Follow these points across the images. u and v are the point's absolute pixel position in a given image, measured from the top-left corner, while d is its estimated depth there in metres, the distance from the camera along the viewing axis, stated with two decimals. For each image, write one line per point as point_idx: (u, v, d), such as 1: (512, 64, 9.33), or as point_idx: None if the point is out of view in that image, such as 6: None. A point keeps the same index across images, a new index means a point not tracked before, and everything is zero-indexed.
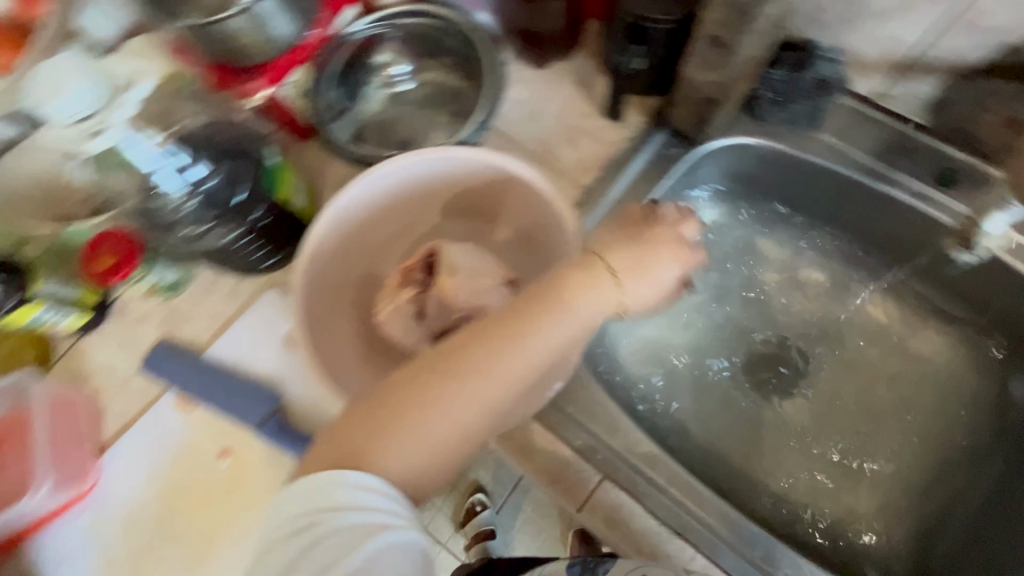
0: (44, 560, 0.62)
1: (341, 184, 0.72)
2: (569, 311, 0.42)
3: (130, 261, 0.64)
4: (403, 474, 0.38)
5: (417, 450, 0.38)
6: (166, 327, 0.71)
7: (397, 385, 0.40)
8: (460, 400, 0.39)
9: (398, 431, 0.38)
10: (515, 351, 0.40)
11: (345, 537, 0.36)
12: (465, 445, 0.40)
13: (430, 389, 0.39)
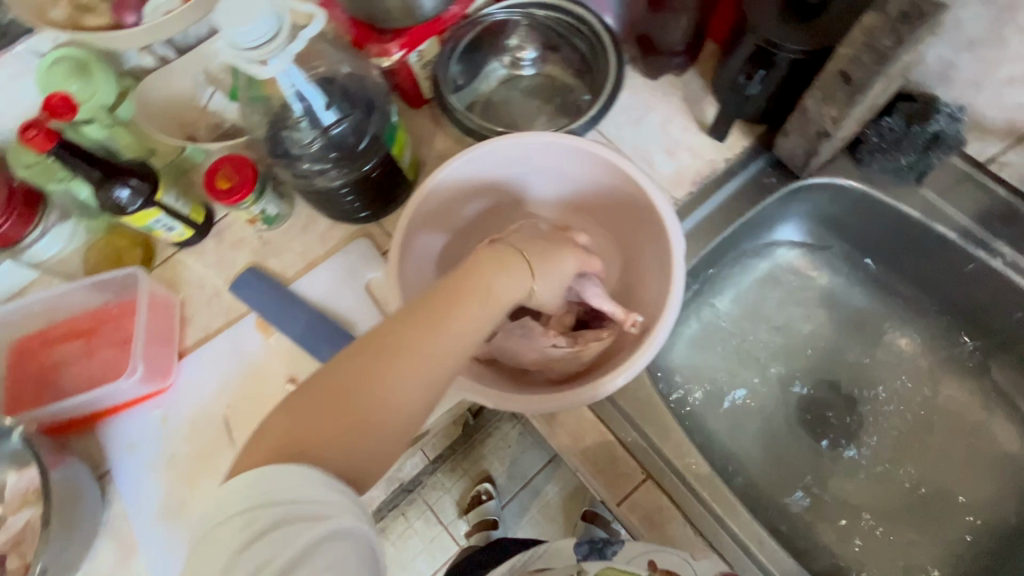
0: (118, 440, 0.68)
1: (443, 154, 0.75)
2: (492, 293, 0.45)
3: (245, 188, 0.67)
4: (344, 460, 0.38)
5: (357, 434, 0.38)
6: (258, 255, 0.75)
7: (349, 356, 0.40)
8: (408, 369, 0.40)
9: (338, 415, 0.38)
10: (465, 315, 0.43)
11: (300, 529, 0.34)
12: (407, 428, 0.40)
13: (364, 371, 0.39)
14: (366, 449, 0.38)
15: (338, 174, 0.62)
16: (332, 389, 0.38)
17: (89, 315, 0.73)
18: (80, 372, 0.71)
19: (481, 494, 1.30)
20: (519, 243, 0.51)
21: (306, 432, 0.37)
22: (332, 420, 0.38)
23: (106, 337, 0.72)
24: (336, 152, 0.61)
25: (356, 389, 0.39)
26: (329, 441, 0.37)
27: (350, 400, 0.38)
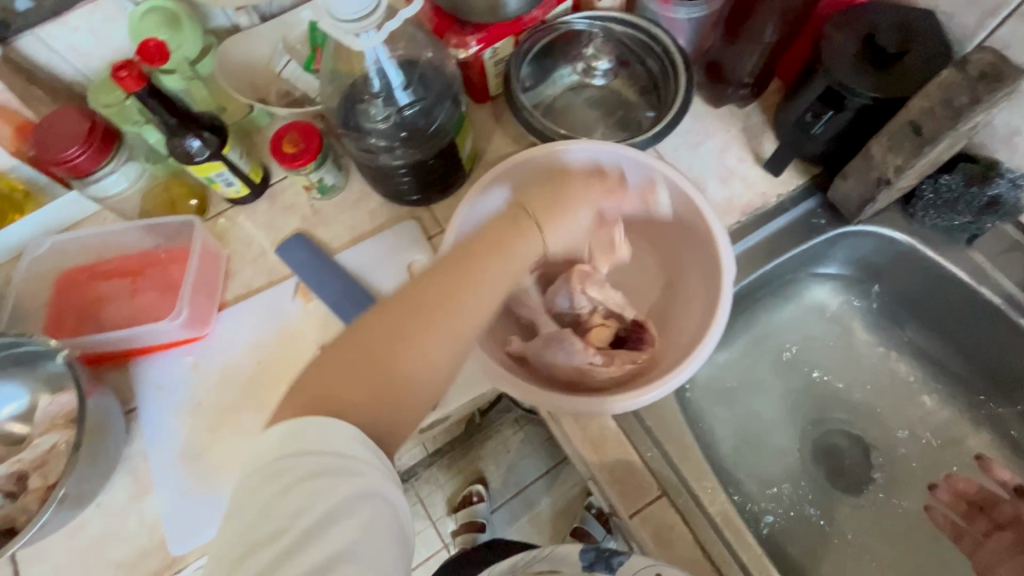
0: (149, 379, 0.69)
1: (501, 151, 0.76)
2: (508, 255, 0.45)
3: (308, 156, 0.69)
4: (375, 416, 0.39)
5: (386, 392, 0.40)
6: (307, 223, 0.77)
7: (379, 318, 0.41)
8: (430, 330, 0.41)
9: (365, 373, 0.40)
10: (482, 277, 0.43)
11: (331, 481, 0.36)
12: (436, 386, 0.42)
13: (390, 331, 0.40)
14: (398, 410, 0.40)
15: (399, 156, 0.64)
16: (359, 358, 0.40)
17: (138, 258, 0.76)
18: (122, 311, 0.73)
19: (472, 495, 1.29)
20: (529, 198, 0.49)
21: (339, 390, 0.39)
22: (360, 385, 0.39)
23: (152, 280, 0.75)
24: (404, 134, 0.63)
25: (378, 355, 0.40)
26: (359, 400, 0.39)
27: (376, 366, 0.40)
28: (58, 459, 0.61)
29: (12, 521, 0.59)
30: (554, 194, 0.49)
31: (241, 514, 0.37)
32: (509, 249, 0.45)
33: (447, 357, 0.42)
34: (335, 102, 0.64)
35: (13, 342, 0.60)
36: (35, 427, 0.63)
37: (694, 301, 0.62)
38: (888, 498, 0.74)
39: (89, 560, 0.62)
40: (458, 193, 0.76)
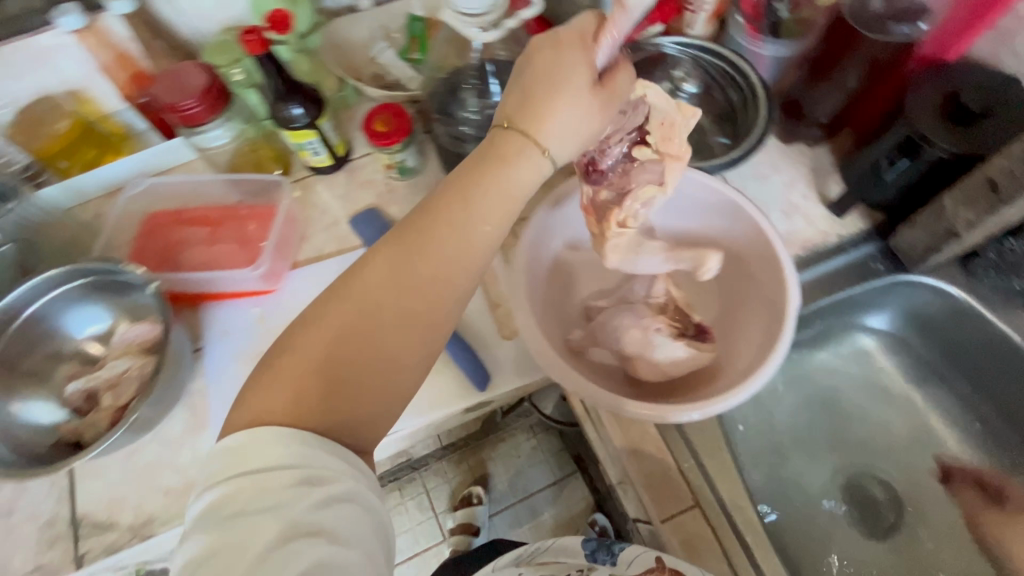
0: (217, 324, 0.73)
1: None
2: (463, 225, 0.45)
3: (398, 136, 0.72)
4: (328, 417, 0.41)
5: (337, 390, 0.42)
6: (381, 198, 0.81)
7: (325, 314, 0.43)
8: (386, 325, 0.43)
9: (313, 367, 0.41)
10: (436, 266, 0.45)
11: (306, 492, 0.38)
12: (394, 384, 0.44)
13: (338, 326, 0.42)
14: (364, 410, 0.43)
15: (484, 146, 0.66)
16: (314, 371, 0.41)
17: (220, 209, 0.80)
18: (200, 256, 0.77)
19: (469, 498, 1.30)
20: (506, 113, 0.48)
21: (291, 391, 0.41)
22: (324, 392, 0.41)
23: (231, 232, 0.79)
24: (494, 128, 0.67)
25: (338, 360, 0.42)
26: (312, 404, 0.41)
27: (334, 372, 0.42)
28: (129, 384, 0.64)
29: (79, 435, 0.63)
30: (533, 104, 0.47)
31: (216, 539, 0.37)
32: (452, 236, 0.45)
33: (412, 348, 0.44)
34: (438, 95, 0.71)
35: (109, 268, 0.64)
36: (110, 351, 0.67)
37: (751, 318, 0.63)
38: (925, 559, 0.71)
39: (140, 484, 0.65)
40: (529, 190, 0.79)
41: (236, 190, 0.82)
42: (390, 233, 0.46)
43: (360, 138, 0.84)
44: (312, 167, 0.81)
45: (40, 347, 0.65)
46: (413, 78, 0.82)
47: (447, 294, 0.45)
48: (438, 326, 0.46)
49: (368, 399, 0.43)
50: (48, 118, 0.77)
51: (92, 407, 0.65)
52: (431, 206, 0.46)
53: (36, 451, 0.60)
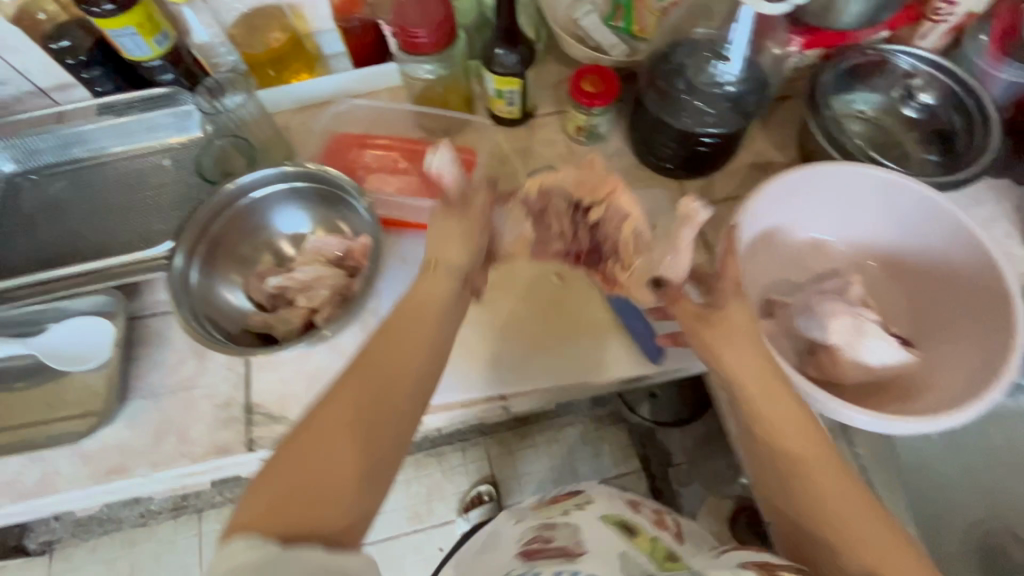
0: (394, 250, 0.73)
1: (760, 155, 0.79)
2: (416, 341, 0.50)
3: (606, 99, 0.72)
4: (310, 515, 0.40)
5: (318, 489, 0.41)
6: (560, 159, 0.80)
7: (305, 428, 0.44)
8: (357, 410, 0.45)
9: (297, 473, 0.41)
10: (398, 354, 0.49)
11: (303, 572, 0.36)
12: (373, 472, 0.44)
13: (316, 433, 0.43)
14: (350, 500, 0.42)
15: (693, 118, 0.66)
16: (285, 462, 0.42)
17: (403, 141, 0.82)
18: (382, 183, 0.79)
19: (481, 495, 1.29)
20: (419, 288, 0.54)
21: (274, 497, 0.40)
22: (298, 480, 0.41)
23: (413, 165, 0.81)
24: (713, 103, 0.66)
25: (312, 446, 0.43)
26: (294, 506, 0.40)
27: (315, 471, 0.42)
28: (321, 288, 0.67)
29: (267, 328, 0.66)
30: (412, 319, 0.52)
31: None
32: (411, 344, 0.50)
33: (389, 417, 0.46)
34: (655, 57, 0.69)
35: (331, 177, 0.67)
36: (300, 256, 0.70)
37: (963, 332, 0.60)
38: None
39: (311, 386, 0.68)
40: (714, 177, 0.78)
41: (419, 126, 0.84)
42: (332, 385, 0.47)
43: (545, 97, 0.84)
44: (498, 117, 0.81)
45: (246, 236, 0.69)
46: (616, 45, 0.80)
47: (416, 385, 0.48)
48: (410, 412, 0.47)
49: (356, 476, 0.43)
50: (263, 25, 0.82)
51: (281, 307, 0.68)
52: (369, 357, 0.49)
53: (225, 328, 0.65)
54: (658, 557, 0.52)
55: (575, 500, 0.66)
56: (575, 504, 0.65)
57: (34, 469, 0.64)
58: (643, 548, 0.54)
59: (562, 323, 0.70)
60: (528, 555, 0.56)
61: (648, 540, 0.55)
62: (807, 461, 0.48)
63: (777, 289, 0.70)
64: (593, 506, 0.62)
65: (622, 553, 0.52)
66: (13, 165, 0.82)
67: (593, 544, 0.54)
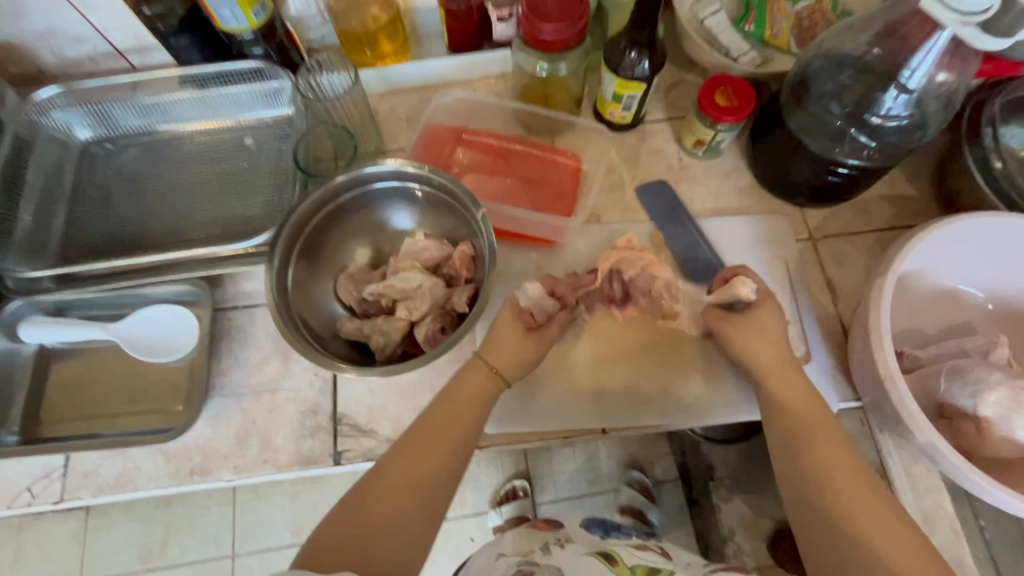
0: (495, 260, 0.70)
1: (892, 187, 0.73)
2: (474, 401, 0.54)
3: (738, 114, 0.66)
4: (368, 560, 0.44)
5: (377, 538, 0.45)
6: (671, 174, 0.75)
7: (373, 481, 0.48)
8: (395, 484, 0.48)
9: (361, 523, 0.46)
10: (433, 434, 0.51)
11: None
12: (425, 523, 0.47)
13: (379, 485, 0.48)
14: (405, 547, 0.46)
15: (839, 150, 0.60)
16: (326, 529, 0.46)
17: (501, 139, 0.76)
18: (479, 185, 0.74)
19: (516, 490, 1.28)
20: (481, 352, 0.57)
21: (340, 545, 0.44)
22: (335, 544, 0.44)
23: (512, 167, 0.75)
24: (869, 138, 0.59)
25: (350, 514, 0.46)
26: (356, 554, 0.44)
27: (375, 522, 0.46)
28: (421, 300, 0.62)
29: (362, 337, 0.62)
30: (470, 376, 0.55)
31: None
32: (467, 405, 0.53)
33: (419, 492, 0.48)
34: (809, 72, 0.62)
35: (446, 183, 0.61)
36: (396, 260, 0.66)
37: None
38: None
39: (402, 400, 0.64)
40: (838, 207, 0.72)
41: (520, 124, 0.78)
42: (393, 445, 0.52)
43: (657, 102, 0.78)
44: (608, 121, 0.76)
45: (343, 233, 0.65)
46: (746, 52, 0.73)
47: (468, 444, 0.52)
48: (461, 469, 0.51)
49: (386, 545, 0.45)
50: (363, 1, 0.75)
51: (373, 313, 0.64)
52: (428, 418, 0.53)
53: (319, 334, 0.61)
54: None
55: (553, 535, 0.68)
56: (554, 539, 0.67)
57: (114, 461, 0.62)
58: (625, 573, 0.55)
59: (667, 357, 0.67)
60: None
61: (629, 567, 0.57)
62: (860, 514, 0.47)
63: (904, 339, 0.65)
64: (575, 544, 0.65)
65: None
66: (89, 132, 0.78)
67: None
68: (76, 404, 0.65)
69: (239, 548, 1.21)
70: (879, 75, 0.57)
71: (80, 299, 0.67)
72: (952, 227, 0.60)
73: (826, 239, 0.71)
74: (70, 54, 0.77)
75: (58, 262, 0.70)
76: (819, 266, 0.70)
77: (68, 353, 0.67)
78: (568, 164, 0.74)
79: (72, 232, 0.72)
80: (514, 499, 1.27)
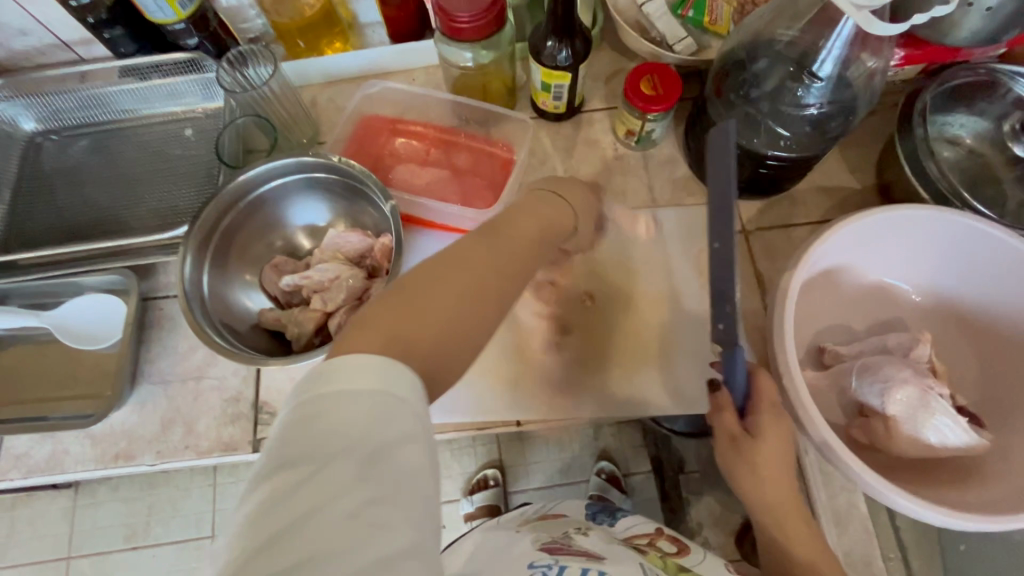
0: (420, 252, 0.70)
1: (831, 178, 0.71)
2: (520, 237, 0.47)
3: (664, 104, 0.64)
4: (413, 349, 0.36)
5: (422, 324, 0.38)
6: (605, 166, 0.74)
7: (431, 272, 0.41)
8: (452, 282, 0.40)
9: (408, 310, 0.38)
10: (475, 257, 0.42)
11: (359, 416, 0.32)
12: (466, 333, 0.39)
13: (438, 274, 0.40)
14: (447, 345, 0.39)
15: (759, 142, 0.58)
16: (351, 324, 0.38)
17: (437, 130, 0.75)
18: (412, 176, 0.72)
19: (488, 479, 1.20)
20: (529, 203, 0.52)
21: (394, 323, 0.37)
22: (391, 315, 0.38)
23: (445, 156, 0.74)
24: (786, 130, 0.58)
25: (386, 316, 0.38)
26: (417, 346, 0.37)
27: (433, 310, 0.39)
28: (338, 292, 0.63)
29: (280, 327, 0.63)
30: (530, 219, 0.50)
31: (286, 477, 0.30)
32: (515, 239, 0.47)
33: (462, 300, 0.40)
34: (732, 60, 0.60)
35: (357, 173, 0.62)
36: (318, 251, 0.66)
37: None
38: None
39: None
40: (773, 199, 0.70)
41: (455, 113, 0.76)
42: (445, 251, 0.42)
43: (596, 91, 0.77)
44: (542, 111, 0.75)
45: (263, 226, 0.66)
46: (682, 39, 0.70)
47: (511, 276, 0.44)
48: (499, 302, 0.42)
49: (412, 339, 0.37)
50: None
51: (296, 303, 0.65)
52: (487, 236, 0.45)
53: (238, 325, 0.62)
54: (672, 569, 0.57)
55: (572, 523, 0.64)
56: (574, 527, 0.63)
57: (44, 445, 0.64)
58: (656, 564, 0.57)
59: (586, 351, 0.67)
60: (546, 548, 0.55)
61: (659, 560, 0.58)
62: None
63: (828, 335, 0.63)
64: (597, 532, 0.62)
65: (641, 565, 0.54)
66: (36, 124, 0.79)
67: (615, 554, 0.55)
68: (12, 389, 0.67)
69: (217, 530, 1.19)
70: (791, 64, 0.56)
71: (19, 288, 0.69)
72: (868, 223, 0.58)
73: (759, 232, 0.69)
74: (17, 46, 0.78)
75: (0, 251, 0.72)
76: (749, 259, 0.68)
77: (7, 339, 0.69)
78: (500, 155, 0.73)
79: (15, 222, 0.74)
80: (485, 488, 1.19)
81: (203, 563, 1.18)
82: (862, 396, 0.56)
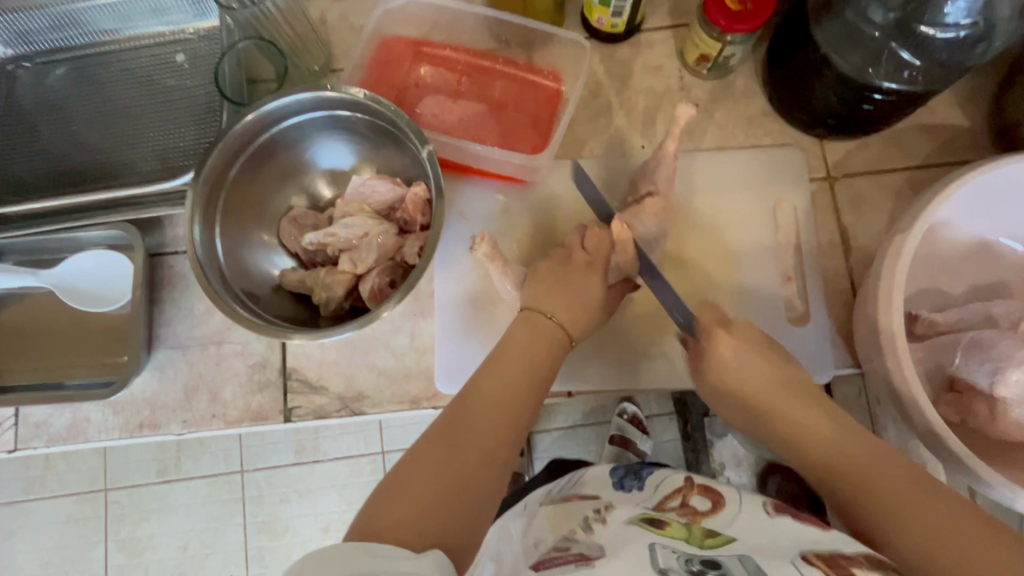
0: (457, 205, 0.62)
1: (938, 114, 0.60)
2: (530, 364, 0.48)
3: (753, 22, 0.52)
4: (425, 529, 0.36)
5: (430, 505, 0.37)
6: (668, 98, 0.63)
7: (435, 449, 0.41)
8: (452, 452, 0.41)
9: (413, 490, 0.38)
10: (476, 417, 0.44)
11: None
12: (480, 501, 0.40)
13: (441, 449, 0.41)
14: (465, 510, 0.38)
15: (873, 71, 0.48)
16: (368, 502, 0.38)
17: (470, 54, 0.64)
18: (441, 111, 0.62)
19: None
20: (546, 292, 0.52)
21: (400, 502, 0.37)
22: (391, 503, 0.37)
23: (480, 86, 0.64)
24: (913, 55, 0.47)
25: (383, 497, 0.38)
26: (425, 520, 0.36)
27: (440, 486, 0.39)
28: (368, 251, 0.55)
29: (306, 290, 0.56)
30: (540, 329, 0.50)
31: None
32: (521, 369, 0.47)
33: (478, 463, 0.41)
34: None
35: (386, 112, 0.53)
36: (342, 203, 0.58)
37: None
38: None
39: (353, 356, 0.60)
40: (867, 138, 0.60)
41: (491, 34, 0.64)
42: (448, 417, 0.44)
43: (659, 5, 0.65)
44: (596, 30, 0.63)
45: (278, 174, 0.58)
46: None
47: (521, 423, 0.45)
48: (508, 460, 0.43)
49: (441, 517, 0.37)
50: None
51: (321, 263, 0.58)
52: (490, 377, 0.46)
53: (257, 292, 0.55)
54: (697, 537, 0.41)
55: (591, 505, 0.51)
56: (595, 511, 0.50)
57: (64, 412, 0.60)
58: (676, 534, 0.42)
59: (641, 315, 0.60)
60: (536, 563, 0.43)
61: (682, 528, 0.43)
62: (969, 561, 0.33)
63: (922, 300, 0.56)
64: (619, 513, 0.48)
65: (651, 548, 0.39)
66: (4, 49, 0.69)
67: (616, 545, 0.41)
68: (21, 352, 0.62)
69: (246, 466, 1.18)
70: None
71: (13, 244, 0.62)
72: (989, 175, 0.49)
73: (846, 179, 0.60)
74: None
75: None
76: (832, 210, 0.60)
77: (9, 297, 0.63)
78: (545, 85, 0.63)
79: None
80: None
81: (235, 495, 1.17)
82: (965, 370, 0.49)
